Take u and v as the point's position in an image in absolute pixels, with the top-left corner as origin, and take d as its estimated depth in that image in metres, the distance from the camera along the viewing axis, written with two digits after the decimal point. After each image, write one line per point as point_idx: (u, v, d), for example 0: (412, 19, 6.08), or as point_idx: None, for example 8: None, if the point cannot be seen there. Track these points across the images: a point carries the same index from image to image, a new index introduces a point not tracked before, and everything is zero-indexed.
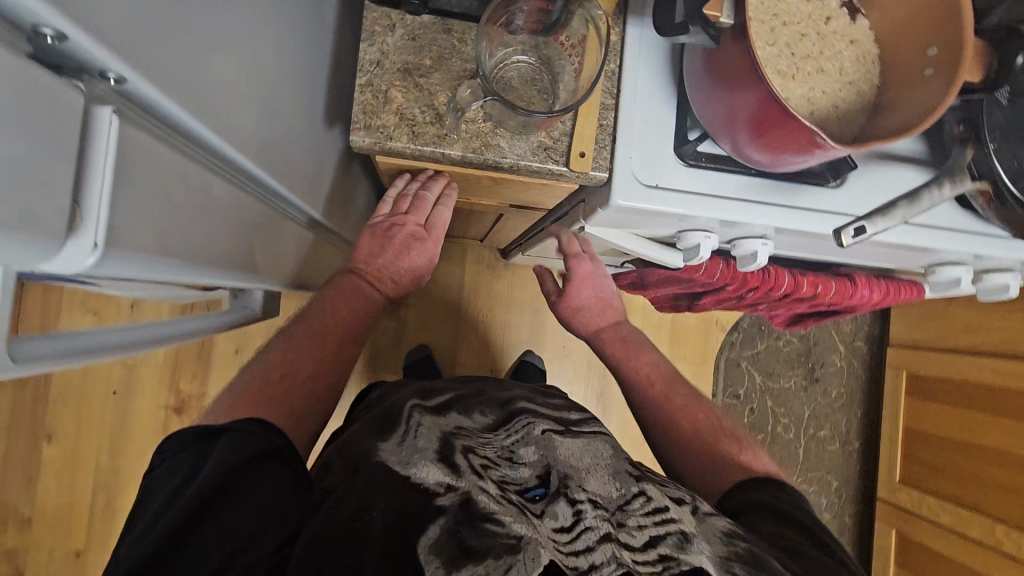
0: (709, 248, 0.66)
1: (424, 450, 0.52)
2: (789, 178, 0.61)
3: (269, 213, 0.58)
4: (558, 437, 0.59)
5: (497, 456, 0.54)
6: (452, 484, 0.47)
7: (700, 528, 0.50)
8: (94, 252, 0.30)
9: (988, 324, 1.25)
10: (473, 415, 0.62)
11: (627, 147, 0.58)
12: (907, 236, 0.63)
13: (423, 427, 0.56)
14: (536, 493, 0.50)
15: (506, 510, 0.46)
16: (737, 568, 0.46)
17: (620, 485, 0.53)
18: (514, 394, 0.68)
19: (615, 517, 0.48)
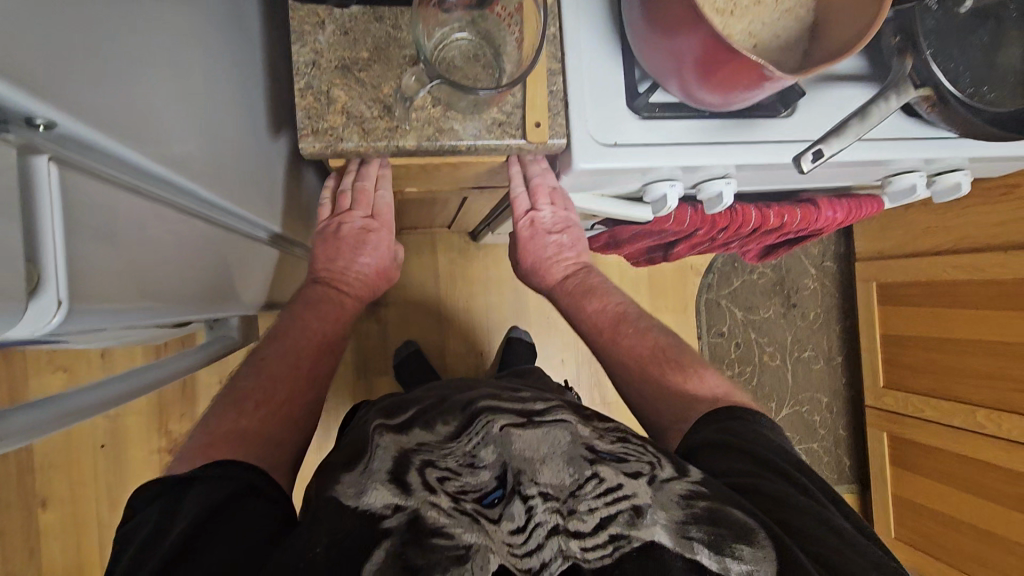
0: (676, 197, 0.66)
1: (376, 471, 0.49)
2: (742, 114, 0.62)
3: (236, 238, 0.56)
4: (518, 430, 0.51)
5: (457, 462, 0.50)
6: (399, 504, 0.45)
7: (657, 496, 0.48)
8: (59, 307, 0.30)
9: (945, 224, 1.30)
10: (436, 427, 0.56)
11: (580, 109, 0.57)
12: (861, 152, 0.65)
13: (381, 446, 0.52)
14: (494, 496, 0.47)
15: (454, 520, 0.44)
16: (694, 530, 0.46)
17: (574, 468, 0.48)
18: (480, 390, 0.63)
19: (568, 505, 0.45)
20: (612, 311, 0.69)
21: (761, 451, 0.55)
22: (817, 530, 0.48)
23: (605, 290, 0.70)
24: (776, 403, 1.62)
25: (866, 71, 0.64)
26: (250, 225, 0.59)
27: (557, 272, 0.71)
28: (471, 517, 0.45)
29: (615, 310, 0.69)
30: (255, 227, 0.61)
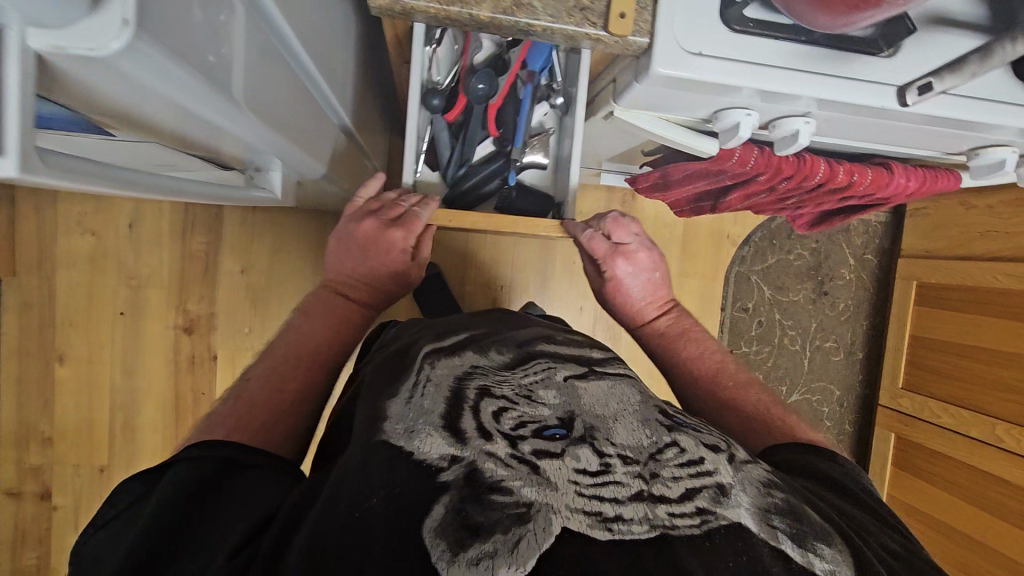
0: (749, 128, 0.62)
1: (430, 413, 0.46)
2: (841, 45, 0.56)
3: (298, 86, 0.54)
4: (582, 384, 0.51)
5: (516, 395, 0.48)
6: (455, 455, 0.41)
7: (738, 476, 0.44)
8: (124, 28, 0.26)
9: (1006, 228, 1.23)
10: (489, 353, 0.56)
11: (669, 8, 0.52)
12: (959, 109, 0.60)
13: (433, 383, 0.50)
14: (555, 433, 0.44)
15: (514, 472, 0.40)
16: (775, 519, 0.41)
17: (651, 432, 0.46)
18: (531, 334, 0.62)
19: (649, 469, 0.42)
20: (713, 359, 0.73)
21: (842, 482, 0.54)
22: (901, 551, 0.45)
23: (703, 338, 0.76)
24: (787, 388, 1.59)
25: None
26: (313, 82, 0.58)
27: (649, 314, 0.77)
28: (531, 466, 0.41)
29: (713, 360, 0.73)
30: (319, 86, 0.59)
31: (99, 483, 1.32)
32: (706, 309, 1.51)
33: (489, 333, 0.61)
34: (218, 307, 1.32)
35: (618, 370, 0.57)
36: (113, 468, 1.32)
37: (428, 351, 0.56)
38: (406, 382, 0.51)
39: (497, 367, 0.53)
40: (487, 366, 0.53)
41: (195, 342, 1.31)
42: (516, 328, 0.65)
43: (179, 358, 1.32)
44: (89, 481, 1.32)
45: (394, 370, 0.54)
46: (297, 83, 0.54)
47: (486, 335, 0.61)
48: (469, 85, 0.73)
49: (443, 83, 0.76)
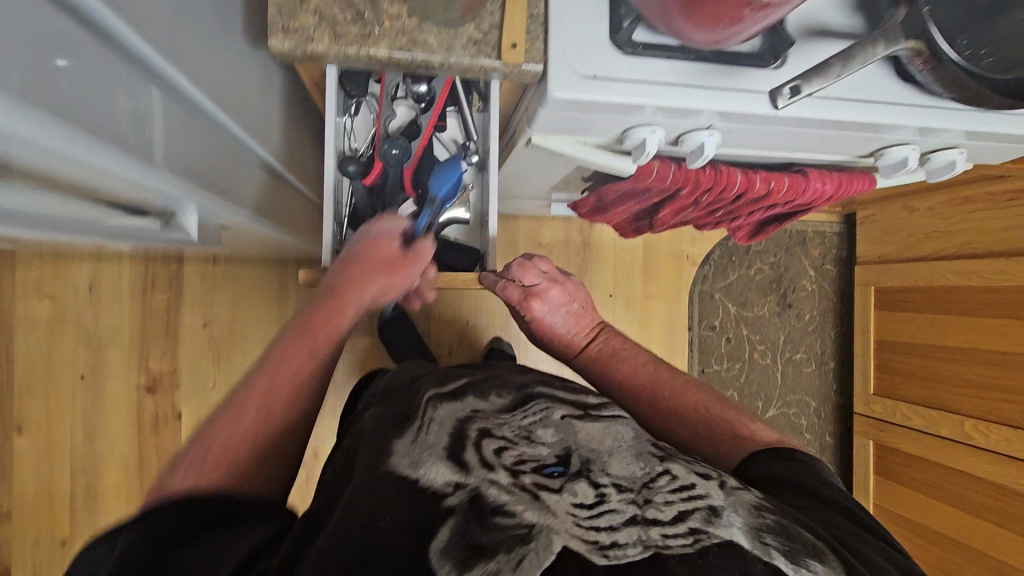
0: (656, 144, 0.66)
1: (433, 446, 0.45)
2: (728, 61, 0.60)
3: (228, 145, 0.58)
4: (581, 419, 0.49)
5: (515, 435, 0.47)
6: (459, 482, 0.41)
7: (732, 497, 0.43)
8: None
9: (949, 227, 1.27)
10: (488, 397, 0.54)
11: (563, 39, 0.57)
12: (850, 112, 0.63)
13: (436, 417, 0.49)
14: (554, 469, 0.44)
15: (516, 499, 0.40)
16: (769, 538, 0.40)
17: (645, 460, 0.45)
18: (530, 377, 0.60)
19: (643, 493, 0.41)
20: (645, 370, 0.70)
21: (816, 486, 0.52)
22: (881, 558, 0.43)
23: (633, 349, 0.74)
24: (763, 403, 1.59)
25: (861, 25, 0.63)
26: (241, 141, 0.61)
27: (579, 342, 0.75)
28: (532, 495, 0.40)
29: (645, 369, 0.70)
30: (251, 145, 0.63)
31: (62, 555, 1.28)
32: (673, 329, 1.52)
33: (489, 376, 0.59)
34: (180, 364, 1.31)
35: (616, 408, 0.53)
36: (74, 539, 1.28)
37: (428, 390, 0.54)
38: (406, 418, 0.49)
39: (497, 412, 0.51)
40: (488, 410, 0.51)
41: (158, 401, 1.30)
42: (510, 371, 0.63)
43: (142, 419, 1.30)
44: (50, 554, 1.28)
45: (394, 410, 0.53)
46: (214, 130, 0.54)
47: (487, 376, 0.59)
48: (384, 149, 0.72)
49: (362, 153, 0.77)
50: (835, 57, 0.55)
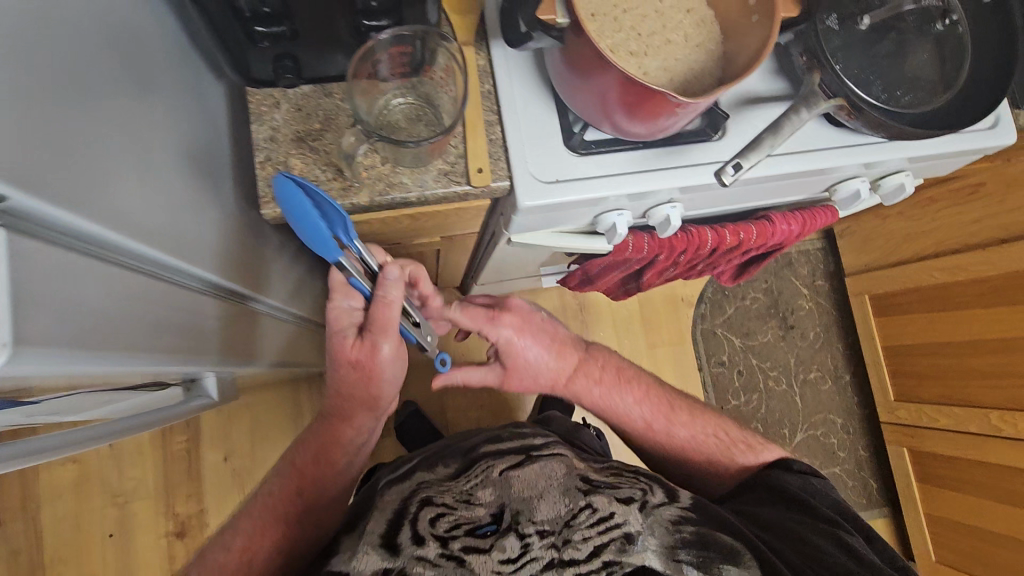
0: (625, 225, 0.70)
1: (376, 532, 0.62)
2: (674, 142, 0.66)
3: (226, 307, 0.60)
4: (515, 473, 0.70)
5: (456, 500, 0.66)
6: (389, 566, 0.56)
7: (645, 522, 0.62)
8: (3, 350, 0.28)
9: (922, 229, 1.31)
10: (437, 468, 0.79)
11: (519, 153, 0.62)
12: (795, 164, 0.68)
13: (385, 507, 0.67)
14: (488, 529, 0.61)
15: (440, 569, 0.56)
16: (675, 552, 0.59)
17: (568, 502, 0.63)
18: (479, 441, 0.85)
19: (562, 536, 0.59)
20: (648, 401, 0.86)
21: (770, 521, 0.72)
22: (796, 559, 0.65)
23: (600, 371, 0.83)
24: (788, 430, 1.58)
25: (788, 84, 0.68)
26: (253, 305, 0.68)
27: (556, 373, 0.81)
28: (457, 560, 0.57)
29: (654, 398, 0.87)
30: (251, 297, 0.66)
31: None
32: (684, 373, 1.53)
33: (440, 453, 0.86)
34: (207, 502, 1.31)
35: (545, 457, 0.75)
36: None
37: (386, 483, 0.79)
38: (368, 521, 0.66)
39: (441, 480, 0.74)
40: (432, 479, 0.74)
41: (188, 545, 1.29)
42: (474, 437, 0.89)
43: (174, 567, 1.28)
44: None
45: (361, 508, 0.73)
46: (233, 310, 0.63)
47: (441, 454, 0.85)
48: None
49: None
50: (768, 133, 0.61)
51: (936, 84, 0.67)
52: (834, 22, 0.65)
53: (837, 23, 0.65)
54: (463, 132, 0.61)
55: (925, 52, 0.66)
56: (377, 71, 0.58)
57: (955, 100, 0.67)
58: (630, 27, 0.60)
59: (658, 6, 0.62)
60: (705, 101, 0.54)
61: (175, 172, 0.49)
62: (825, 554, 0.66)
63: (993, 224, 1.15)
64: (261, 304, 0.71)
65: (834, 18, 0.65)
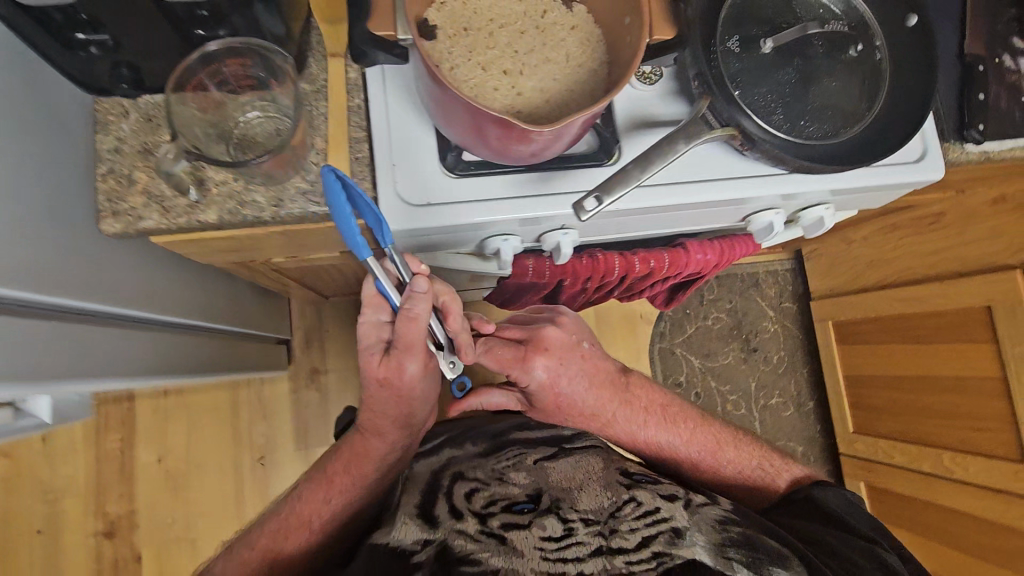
0: (512, 250, 0.67)
1: (412, 505, 0.68)
2: (565, 164, 0.62)
3: (98, 327, 0.57)
4: (550, 465, 0.76)
5: (489, 479, 0.72)
6: (427, 540, 0.60)
7: (692, 521, 0.65)
8: None
9: (884, 255, 1.24)
10: (468, 446, 0.83)
11: (388, 174, 0.59)
12: (692, 194, 0.64)
13: (428, 481, 0.73)
14: (525, 508, 0.65)
15: (483, 543, 0.59)
16: (730, 551, 0.60)
17: (610, 495, 0.67)
18: (503, 427, 0.89)
19: (608, 524, 0.62)
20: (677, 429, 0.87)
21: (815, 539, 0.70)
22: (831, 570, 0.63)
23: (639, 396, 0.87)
24: None
25: (684, 108, 0.65)
26: (132, 317, 0.64)
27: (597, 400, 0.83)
28: (498, 539, 0.60)
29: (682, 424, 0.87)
30: (126, 311, 0.62)
31: None
32: None
33: (464, 431, 0.89)
34: (138, 503, 1.29)
35: (579, 450, 0.80)
36: None
37: (413, 455, 0.83)
38: (419, 489, 0.72)
39: (473, 455, 0.80)
40: (465, 458, 0.79)
41: (117, 545, 1.27)
42: (493, 422, 0.92)
43: (101, 567, 1.27)
44: None
45: (395, 478, 0.79)
46: (103, 327, 0.58)
47: (457, 434, 0.88)
48: None
49: None
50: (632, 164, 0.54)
51: (847, 117, 0.62)
52: (735, 45, 0.61)
53: (736, 47, 0.61)
54: (325, 149, 0.58)
55: (834, 81, 0.62)
56: (225, 91, 0.54)
57: (868, 133, 0.63)
58: (505, 45, 0.56)
59: (538, 21, 0.58)
60: (558, 129, 0.51)
61: (20, 193, 0.47)
62: (859, 570, 0.64)
63: (954, 257, 1.09)
64: (143, 316, 0.66)
65: (735, 40, 0.61)
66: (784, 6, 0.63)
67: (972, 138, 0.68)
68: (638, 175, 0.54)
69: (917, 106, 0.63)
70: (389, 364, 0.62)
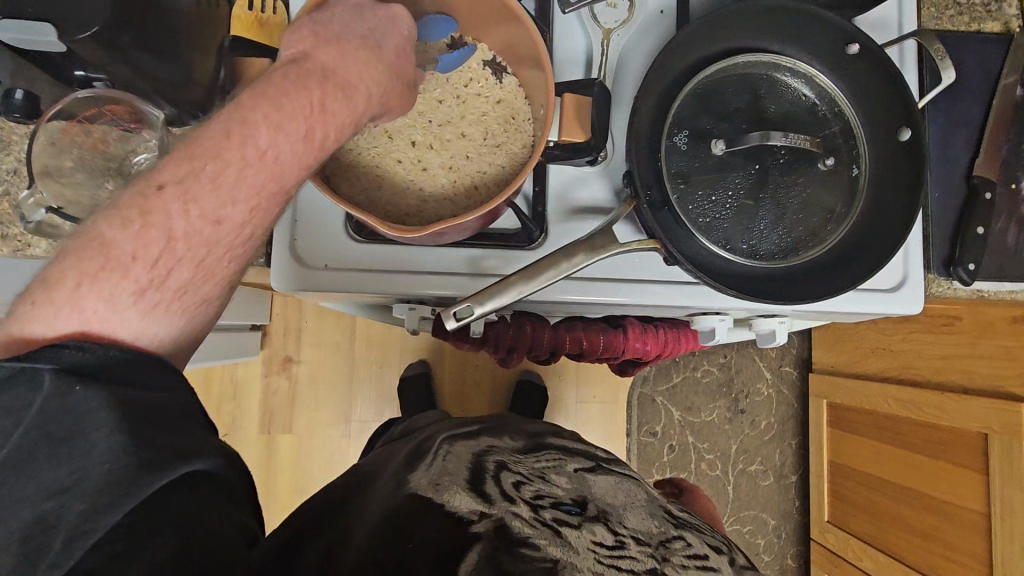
0: (418, 317, 0.62)
1: (455, 475, 0.49)
2: (477, 243, 0.57)
3: None
4: (591, 476, 0.55)
5: (530, 472, 0.52)
6: (485, 512, 0.44)
7: None
8: None
9: (890, 345, 1.12)
10: (504, 438, 0.61)
11: (286, 227, 0.56)
12: (612, 294, 0.58)
13: (454, 453, 0.54)
14: (572, 509, 0.47)
15: (538, 534, 0.43)
16: None
17: (657, 523, 0.50)
18: (542, 430, 0.67)
19: (660, 551, 0.45)
20: None
21: None
22: None
23: None
24: None
25: (614, 197, 0.59)
26: None
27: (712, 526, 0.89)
28: (553, 530, 0.44)
29: None
30: None
31: None
32: (609, 440, 1.41)
33: (499, 426, 0.67)
34: None
35: (621, 471, 0.60)
36: None
37: (442, 435, 0.60)
38: (428, 457, 0.54)
39: (512, 450, 0.57)
40: (503, 446, 0.57)
41: None
42: (524, 423, 0.71)
43: None
44: None
45: (416, 451, 0.58)
46: None
47: (494, 426, 0.66)
48: None
49: None
50: (515, 274, 0.49)
51: (802, 237, 0.55)
52: (683, 141, 0.55)
53: (683, 143, 0.54)
54: None
55: (794, 194, 0.55)
56: (118, 131, 0.53)
57: (824, 259, 0.55)
58: (417, 113, 0.52)
59: (460, 90, 0.53)
60: (438, 229, 0.47)
61: None
62: None
63: (962, 368, 0.98)
64: None
65: (685, 135, 0.55)
66: (750, 104, 0.55)
67: (959, 277, 0.59)
68: (518, 287, 0.49)
69: (889, 236, 0.54)
70: (291, 109, 0.38)
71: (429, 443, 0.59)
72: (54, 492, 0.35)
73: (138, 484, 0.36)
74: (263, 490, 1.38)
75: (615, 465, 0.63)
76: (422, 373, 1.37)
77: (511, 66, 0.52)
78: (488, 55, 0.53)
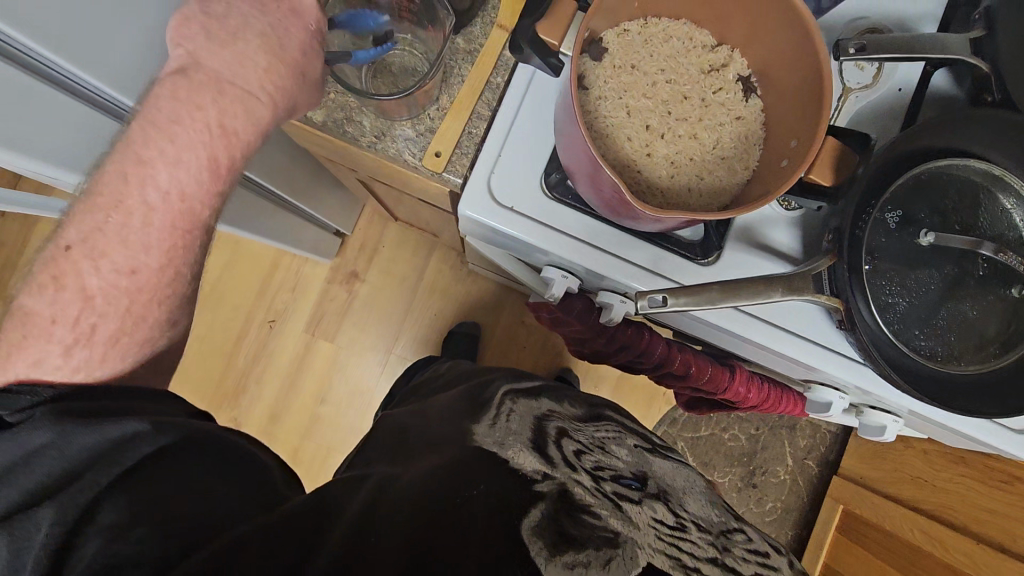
0: (564, 288, 0.64)
1: (517, 436, 0.54)
2: (659, 242, 0.58)
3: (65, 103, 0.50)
4: (647, 462, 0.60)
5: (589, 443, 0.57)
6: (547, 473, 0.49)
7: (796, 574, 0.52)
8: None
9: (934, 480, 1.12)
10: (562, 403, 0.66)
11: (490, 159, 0.58)
12: (764, 335, 0.59)
13: (517, 412, 0.59)
14: (630, 483, 0.52)
15: (600, 504, 0.48)
16: None
17: (714, 514, 0.55)
18: (602, 402, 0.72)
19: (717, 540, 0.50)
20: None
21: None
22: None
23: None
24: None
25: (798, 250, 0.60)
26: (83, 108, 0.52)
27: None
28: (612, 502, 0.48)
29: None
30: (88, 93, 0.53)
31: None
32: None
33: (564, 387, 0.71)
34: None
35: (674, 458, 0.66)
36: None
37: (509, 386, 0.65)
38: (488, 410, 0.59)
39: (570, 416, 0.62)
40: (563, 411, 0.63)
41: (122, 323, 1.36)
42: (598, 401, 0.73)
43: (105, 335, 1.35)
44: None
45: (476, 399, 0.63)
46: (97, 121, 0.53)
47: (559, 387, 0.71)
48: None
49: None
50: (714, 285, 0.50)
51: (967, 348, 0.55)
52: (893, 220, 0.55)
53: (893, 223, 0.54)
54: (448, 109, 0.61)
55: (974, 308, 0.55)
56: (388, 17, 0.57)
57: (980, 376, 0.55)
58: (661, 101, 0.53)
59: (706, 95, 0.54)
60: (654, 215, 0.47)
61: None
62: None
63: (1005, 524, 0.99)
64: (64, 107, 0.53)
65: (897, 215, 0.55)
66: (967, 209, 0.56)
67: None
68: (714, 297, 0.51)
69: None
70: None
71: (491, 387, 0.64)
72: (139, 421, 0.47)
73: (131, 448, 0.46)
74: (287, 384, 1.40)
75: (661, 440, 0.70)
76: (472, 334, 1.39)
77: (762, 90, 0.54)
78: (745, 71, 0.55)
